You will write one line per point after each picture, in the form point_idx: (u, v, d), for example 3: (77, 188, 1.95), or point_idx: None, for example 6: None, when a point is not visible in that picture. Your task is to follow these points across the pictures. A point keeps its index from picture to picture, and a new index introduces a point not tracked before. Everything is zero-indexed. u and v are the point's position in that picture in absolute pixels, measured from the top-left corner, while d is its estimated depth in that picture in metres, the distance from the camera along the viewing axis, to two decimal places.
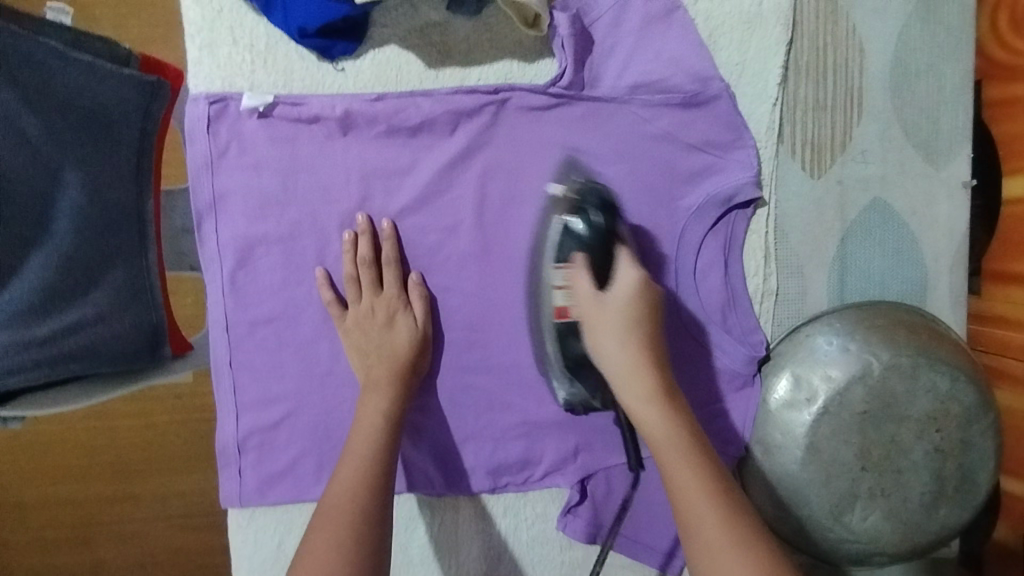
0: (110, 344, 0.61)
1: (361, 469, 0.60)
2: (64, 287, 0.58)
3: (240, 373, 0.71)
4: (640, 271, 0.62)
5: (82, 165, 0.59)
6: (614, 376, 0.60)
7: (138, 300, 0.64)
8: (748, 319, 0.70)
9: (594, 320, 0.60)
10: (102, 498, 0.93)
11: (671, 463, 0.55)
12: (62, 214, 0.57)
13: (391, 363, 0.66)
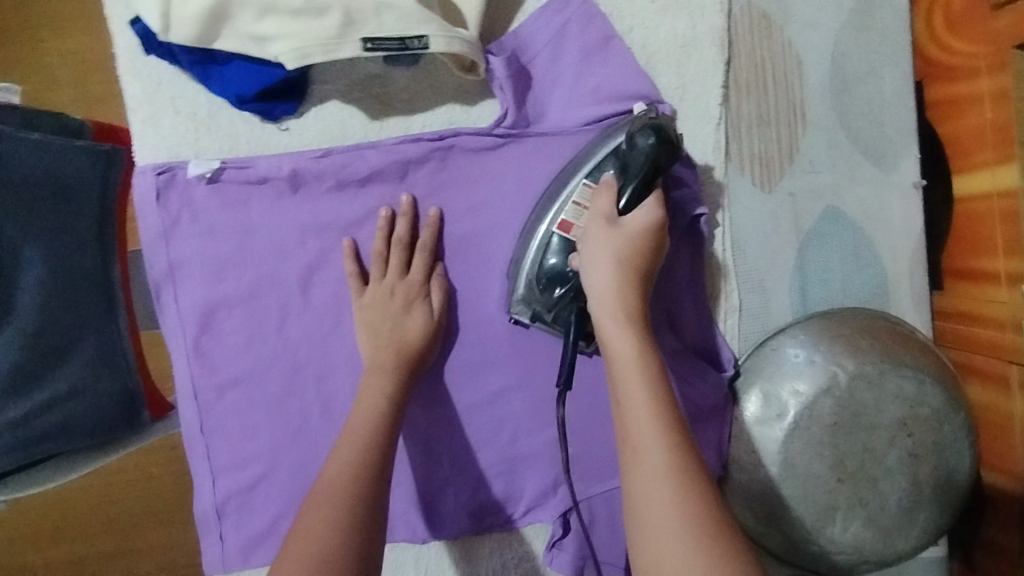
0: (87, 416, 0.62)
1: (364, 452, 0.60)
2: (36, 365, 0.59)
3: (213, 438, 0.70)
4: (660, 219, 0.59)
5: (42, 241, 0.60)
6: (593, 281, 0.57)
7: (114, 367, 0.65)
8: (713, 337, 0.70)
9: (595, 227, 0.59)
10: (103, 556, 0.88)
11: (633, 383, 0.52)
12: (25, 292, 0.59)
13: (377, 399, 0.63)
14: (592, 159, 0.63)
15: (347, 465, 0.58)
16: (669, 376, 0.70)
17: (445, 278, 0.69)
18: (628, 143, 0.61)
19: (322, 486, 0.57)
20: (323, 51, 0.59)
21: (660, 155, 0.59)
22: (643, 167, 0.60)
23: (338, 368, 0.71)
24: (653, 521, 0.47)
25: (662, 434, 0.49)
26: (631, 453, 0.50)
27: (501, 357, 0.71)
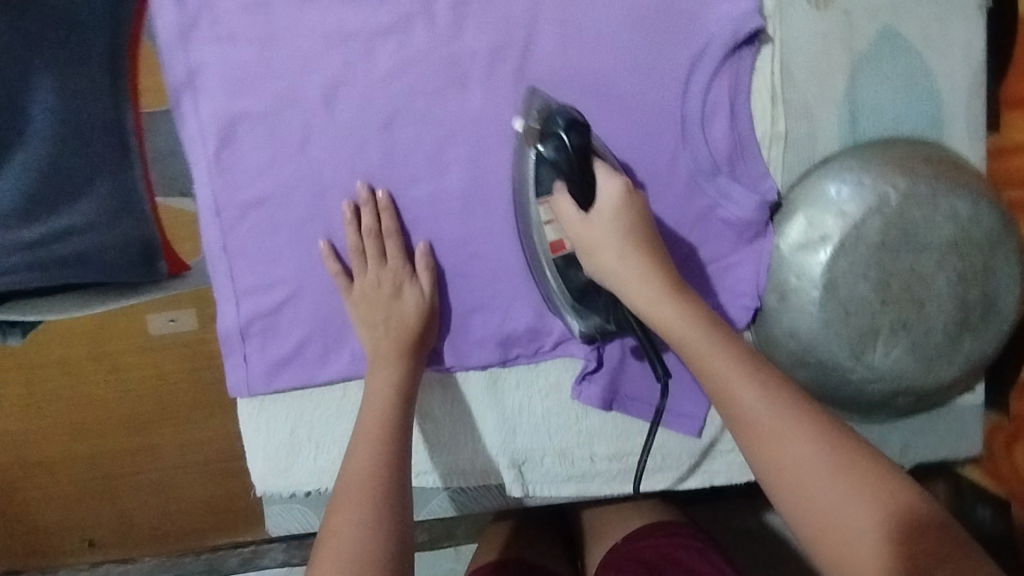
0: (100, 249, 0.78)
1: (385, 422, 0.62)
2: (60, 197, 0.77)
3: (236, 259, 0.69)
4: (624, 182, 0.61)
5: (61, 80, 0.75)
6: (615, 278, 0.60)
7: (128, 205, 0.81)
8: (757, 165, 0.68)
9: (586, 238, 0.61)
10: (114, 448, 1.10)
11: (712, 355, 0.55)
12: (35, 130, 0.75)
13: (398, 347, 0.66)
14: (530, 177, 0.64)
15: (374, 455, 0.60)
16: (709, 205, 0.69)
17: (427, 252, 0.68)
18: (541, 155, 0.62)
19: (350, 478, 0.59)
20: None
21: (569, 139, 0.60)
22: (572, 165, 0.60)
23: (365, 190, 0.68)
24: (798, 472, 0.50)
25: (766, 395, 0.52)
26: (756, 442, 0.51)
27: None
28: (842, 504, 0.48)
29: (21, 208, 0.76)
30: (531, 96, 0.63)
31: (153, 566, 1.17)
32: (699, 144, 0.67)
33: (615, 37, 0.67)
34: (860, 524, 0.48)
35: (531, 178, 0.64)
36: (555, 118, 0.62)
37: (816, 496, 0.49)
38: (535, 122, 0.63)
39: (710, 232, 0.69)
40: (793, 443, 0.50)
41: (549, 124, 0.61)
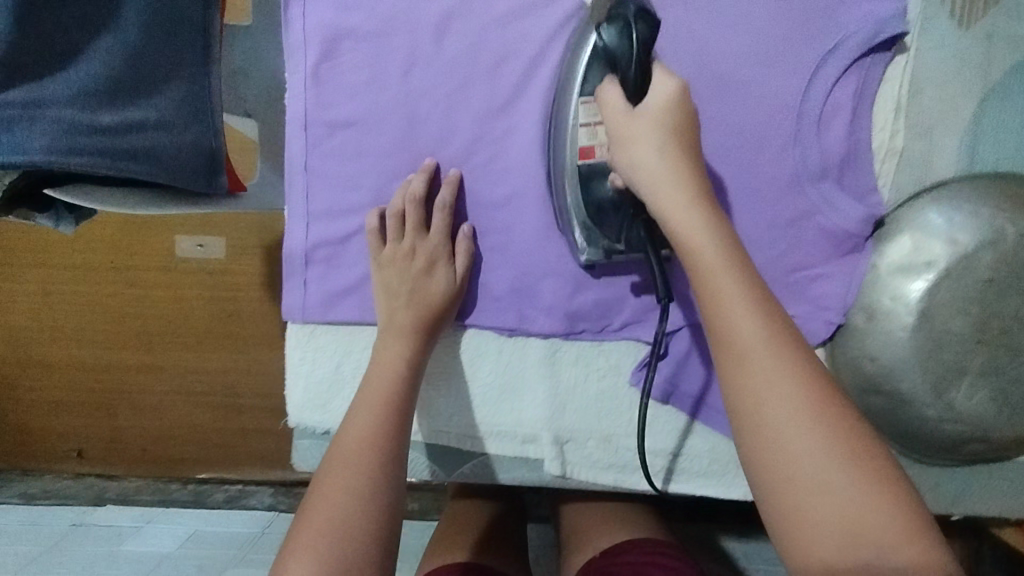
0: (155, 144, 0.76)
1: (388, 390, 0.59)
2: (133, 86, 0.74)
3: (315, 179, 0.67)
4: (681, 78, 0.54)
5: None
6: (642, 167, 0.52)
7: (192, 117, 0.83)
8: (867, 177, 0.65)
9: (623, 131, 0.53)
10: (143, 336, 1.39)
11: (728, 291, 0.46)
12: (130, 6, 0.73)
13: (416, 314, 0.63)
14: (578, 75, 0.59)
15: (370, 428, 0.56)
16: (811, 209, 0.65)
17: (469, 238, 0.66)
18: (601, 43, 0.56)
19: (346, 442, 0.55)
20: None
21: (637, 29, 0.53)
22: (632, 53, 0.53)
23: (458, 132, 0.66)
24: (799, 475, 0.41)
25: (794, 371, 0.43)
26: (753, 406, 0.43)
27: None
28: (828, 493, 0.40)
29: (99, 88, 0.70)
30: (595, 21, 0.58)
31: (188, 442, 1.44)
32: (811, 144, 0.64)
33: (745, 18, 0.64)
34: (851, 518, 0.40)
35: (578, 90, 0.59)
36: (626, 2, 0.55)
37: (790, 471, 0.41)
38: (604, 6, 0.57)
39: (804, 238, 0.66)
40: (788, 421, 0.42)
41: (617, 10, 0.54)
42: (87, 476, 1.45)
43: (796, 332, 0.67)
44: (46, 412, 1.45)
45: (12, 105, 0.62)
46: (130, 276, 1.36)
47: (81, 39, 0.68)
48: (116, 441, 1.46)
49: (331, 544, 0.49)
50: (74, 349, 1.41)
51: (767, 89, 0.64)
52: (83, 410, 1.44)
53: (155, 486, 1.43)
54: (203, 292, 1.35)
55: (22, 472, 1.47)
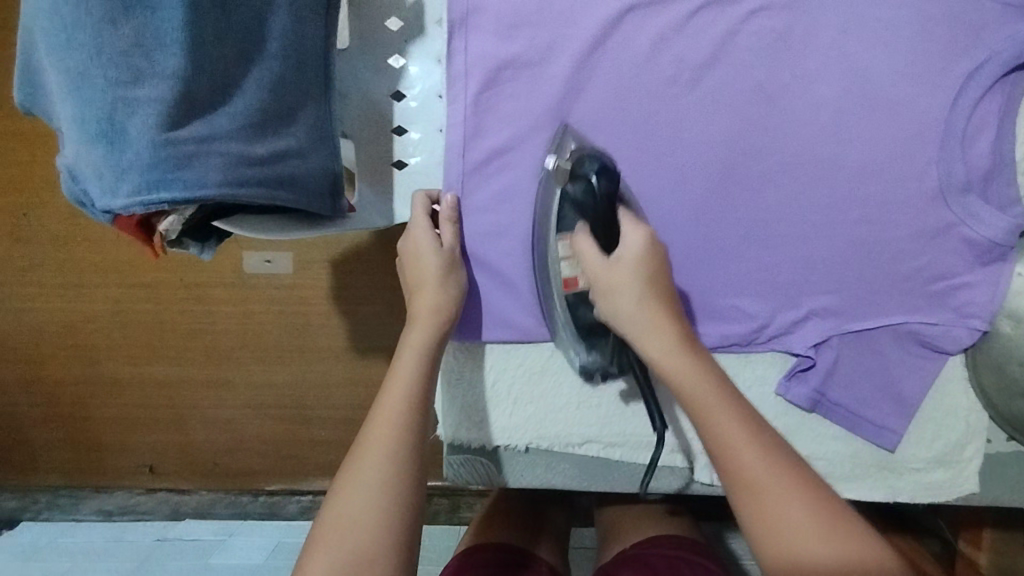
0: (297, 170, 0.78)
1: (412, 381, 0.61)
2: (276, 116, 0.76)
3: (472, 201, 0.71)
4: (648, 232, 0.63)
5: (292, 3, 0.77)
6: (628, 326, 0.61)
7: (323, 140, 0.83)
8: (1009, 189, 0.66)
9: (608, 281, 0.62)
10: (208, 352, 1.33)
11: (729, 424, 0.54)
12: (272, 38, 0.75)
13: (434, 304, 0.66)
14: (553, 214, 0.66)
15: (395, 414, 0.59)
16: (956, 221, 0.67)
17: (452, 204, 0.70)
18: (568, 192, 0.65)
19: (370, 425, 0.59)
20: None
21: (599, 184, 0.63)
22: (598, 206, 0.63)
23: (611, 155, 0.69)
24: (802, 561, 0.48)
25: (801, 498, 0.51)
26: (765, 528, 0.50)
27: (780, 171, 0.69)
28: (815, 543, 0.49)
29: (251, 118, 0.71)
30: (557, 179, 0.66)
31: (259, 462, 1.39)
32: (957, 158, 0.66)
33: (890, 39, 0.66)
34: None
35: (554, 232, 0.66)
36: (590, 159, 0.64)
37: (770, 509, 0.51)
38: (564, 167, 0.66)
39: (946, 249, 0.68)
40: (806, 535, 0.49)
41: (580, 169, 0.64)
42: (161, 490, 1.40)
43: (939, 338, 0.69)
44: (118, 430, 1.38)
45: (188, 143, 0.63)
46: (199, 294, 1.31)
47: (236, 73, 0.70)
48: (188, 457, 1.39)
49: (353, 532, 0.53)
50: (144, 367, 1.34)
51: (912, 107, 0.67)
52: (155, 428, 1.38)
53: (230, 498, 1.40)
54: (266, 308, 1.31)
55: (94, 489, 1.40)
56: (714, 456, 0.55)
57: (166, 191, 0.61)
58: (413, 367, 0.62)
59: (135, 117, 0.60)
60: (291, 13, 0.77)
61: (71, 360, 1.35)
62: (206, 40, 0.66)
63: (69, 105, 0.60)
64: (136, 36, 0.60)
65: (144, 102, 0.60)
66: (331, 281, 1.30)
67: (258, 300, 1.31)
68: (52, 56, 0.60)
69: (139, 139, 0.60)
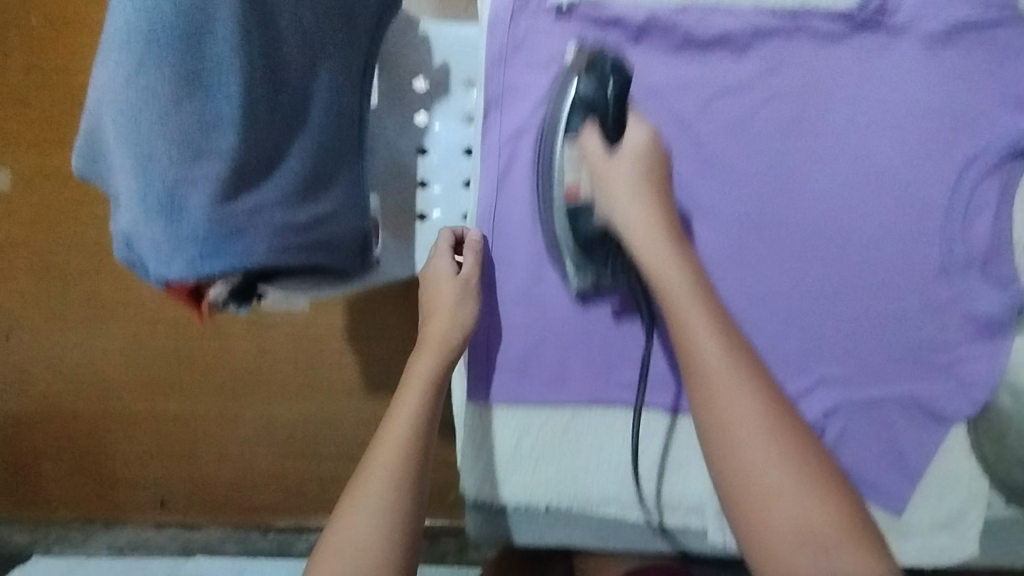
0: (335, 229, 0.82)
1: (416, 415, 0.65)
2: (316, 181, 0.81)
3: (499, 269, 0.75)
4: (649, 127, 0.68)
5: (331, 72, 0.82)
6: (625, 212, 0.65)
7: (355, 199, 0.88)
8: (1011, 266, 0.71)
9: (607, 173, 0.66)
10: (224, 387, 1.35)
11: (696, 316, 0.60)
12: (314, 109, 0.80)
13: (441, 336, 0.69)
14: (561, 119, 0.68)
15: (402, 438, 0.63)
16: (958, 297, 0.72)
17: (479, 239, 0.72)
18: (580, 90, 0.66)
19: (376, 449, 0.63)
20: None
21: (612, 81, 0.65)
22: (609, 106, 0.65)
23: None
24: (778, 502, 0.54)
25: (752, 401, 0.57)
26: (727, 446, 0.57)
27: (792, 244, 0.72)
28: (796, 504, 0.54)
29: (294, 186, 0.76)
30: (572, 69, 0.68)
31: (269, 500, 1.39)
32: (958, 240, 0.70)
33: (896, 126, 0.70)
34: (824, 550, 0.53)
35: (561, 135, 0.68)
36: (600, 62, 0.67)
37: (738, 441, 0.56)
38: (582, 57, 0.68)
39: (947, 325, 0.72)
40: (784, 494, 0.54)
41: (595, 63, 0.66)
42: (170, 527, 1.40)
43: (942, 407, 0.73)
44: (130, 463, 1.39)
45: (240, 215, 0.67)
46: (214, 329, 1.33)
47: (283, 145, 0.75)
48: (199, 490, 1.40)
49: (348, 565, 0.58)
50: (159, 403, 1.35)
51: (917, 191, 0.71)
52: (169, 461, 1.38)
53: (238, 535, 1.39)
54: (282, 342, 1.33)
55: (105, 523, 1.40)
56: (711, 428, 0.58)
57: (219, 262, 0.65)
58: (422, 392, 0.66)
59: (193, 194, 0.64)
60: (332, 84, 0.82)
61: (87, 392, 1.36)
62: (259, 117, 0.70)
63: (130, 180, 0.64)
64: (199, 119, 0.64)
65: (201, 179, 0.64)
66: (343, 323, 1.33)
67: (276, 334, 1.33)
68: (118, 135, 0.63)
69: (197, 213, 0.64)
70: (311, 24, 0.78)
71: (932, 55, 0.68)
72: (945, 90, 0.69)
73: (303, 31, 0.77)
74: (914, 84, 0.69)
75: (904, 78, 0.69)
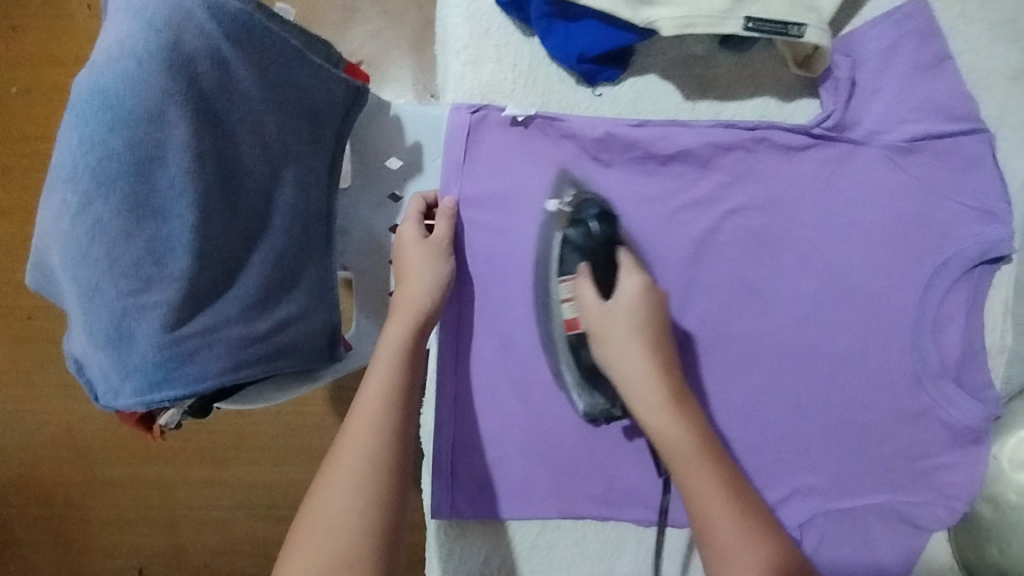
0: (300, 332, 0.80)
1: (378, 419, 0.57)
2: (278, 285, 0.78)
3: (461, 382, 0.71)
4: (643, 276, 0.64)
5: (295, 172, 0.80)
6: (626, 373, 0.61)
7: (325, 297, 0.85)
8: (983, 375, 0.70)
9: (602, 327, 0.63)
10: (195, 465, 1.10)
11: (704, 480, 0.56)
12: (277, 213, 0.78)
13: (383, 386, 0.58)
14: (555, 260, 0.68)
15: (340, 507, 0.53)
16: (932, 406, 0.70)
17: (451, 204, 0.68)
18: (567, 237, 0.67)
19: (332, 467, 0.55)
20: (708, 20, 0.61)
21: (596, 227, 0.65)
22: (597, 250, 0.65)
23: None
24: None
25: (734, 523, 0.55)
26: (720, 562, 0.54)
27: (761, 354, 0.69)
28: None
29: (253, 295, 0.74)
30: (558, 226, 0.69)
31: None
32: (929, 348, 0.69)
33: (864, 233, 0.69)
34: None
35: (557, 271, 0.68)
36: (588, 205, 0.67)
37: (718, 526, 0.55)
38: (566, 209, 0.68)
39: (922, 433, 0.70)
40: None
41: (581, 210, 0.66)
42: None
43: (923, 518, 0.70)
44: (128, 559, 1.10)
45: (191, 337, 0.65)
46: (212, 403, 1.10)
47: (241, 256, 0.74)
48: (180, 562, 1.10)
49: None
50: (138, 465, 1.09)
51: (887, 299, 0.69)
52: (141, 527, 1.10)
53: None
54: (262, 414, 1.09)
55: None
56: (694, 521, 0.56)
57: (167, 389, 0.63)
58: (386, 390, 0.58)
59: (143, 321, 0.62)
60: (297, 185, 0.80)
61: (56, 451, 1.10)
62: (214, 234, 0.68)
63: (77, 308, 0.62)
64: (147, 246, 0.62)
65: (152, 306, 0.63)
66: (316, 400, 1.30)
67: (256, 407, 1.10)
68: (64, 264, 0.62)
69: (145, 341, 0.63)
70: (272, 128, 0.76)
71: (895, 166, 0.68)
72: (909, 201, 0.68)
73: (263, 138, 0.75)
74: (878, 194, 0.68)
75: (867, 188, 0.68)
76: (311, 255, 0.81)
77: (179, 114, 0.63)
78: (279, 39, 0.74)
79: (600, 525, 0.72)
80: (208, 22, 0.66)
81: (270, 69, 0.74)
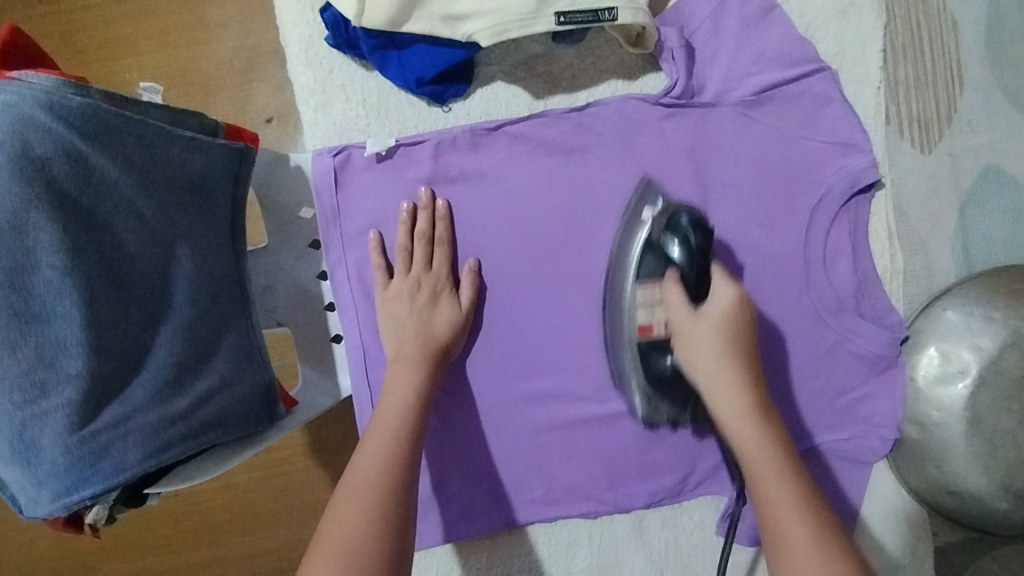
0: (235, 409, 0.63)
1: (371, 490, 0.56)
2: (192, 359, 0.61)
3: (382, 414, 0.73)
4: (740, 292, 0.64)
5: (189, 236, 0.63)
6: (706, 380, 0.62)
7: (252, 360, 0.67)
8: (882, 302, 0.71)
9: (691, 335, 0.63)
10: (192, 548, 0.91)
11: (772, 480, 0.56)
12: (178, 287, 0.61)
13: (381, 464, 0.58)
14: (632, 260, 0.68)
15: (357, 533, 0.53)
16: (841, 340, 0.70)
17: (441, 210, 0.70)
18: (662, 246, 0.66)
19: (322, 541, 0.53)
20: (520, 26, 0.64)
21: (694, 238, 0.64)
22: (691, 264, 0.64)
23: (509, 350, 0.71)
24: None
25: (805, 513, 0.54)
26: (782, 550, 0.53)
27: None
28: None
29: (167, 384, 0.58)
30: (647, 223, 0.68)
31: None
32: (826, 285, 0.70)
33: (738, 190, 0.70)
34: None
35: (631, 275, 0.68)
36: (679, 221, 0.66)
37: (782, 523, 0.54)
38: (659, 215, 0.68)
39: (840, 368, 0.71)
40: None
41: (675, 224, 0.66)
42: None
43: (857, 451, 0.71)
44: None
45: (105, 430, 0.53)
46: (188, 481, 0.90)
47: (141, 340, 0.57)
48: None
49: None
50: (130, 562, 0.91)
51: (774, 245, 0.70)
52: None
53: None
54: (251, 475, 0.90)
55: None
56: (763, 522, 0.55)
57: (88, 489, 0.52)
58: (383, 469, 0.57)
59: (46, 428, 0.51)
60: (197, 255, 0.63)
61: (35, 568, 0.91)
62: (106, 327, 0.54)
63: None
64: (35, 351, 0.51)
65: (53, 409, 0.51)
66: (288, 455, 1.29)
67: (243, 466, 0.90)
68: None
69: (53, 447, 0.51)
70: (128, 186, 0.57)
71: (750, 119, 0.69)
72: (772, 147, 0.69)
73: (130, 210, 0.57)
74: (742, 148, 0.70)
75: (729, 144, 0.70)
76: (225, 316, 0.64)
77: (44, 218, 0.50)
78: (137, 121, 0.58)
79: (551, 525, 0.74)
80: (54, 120, 0.52)
81: (114, 118, 0.56)
